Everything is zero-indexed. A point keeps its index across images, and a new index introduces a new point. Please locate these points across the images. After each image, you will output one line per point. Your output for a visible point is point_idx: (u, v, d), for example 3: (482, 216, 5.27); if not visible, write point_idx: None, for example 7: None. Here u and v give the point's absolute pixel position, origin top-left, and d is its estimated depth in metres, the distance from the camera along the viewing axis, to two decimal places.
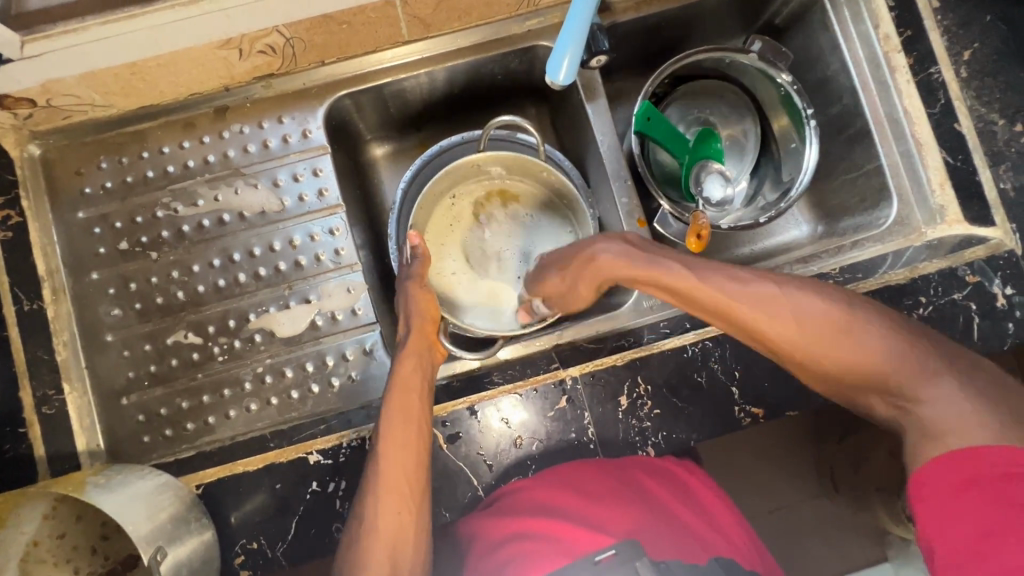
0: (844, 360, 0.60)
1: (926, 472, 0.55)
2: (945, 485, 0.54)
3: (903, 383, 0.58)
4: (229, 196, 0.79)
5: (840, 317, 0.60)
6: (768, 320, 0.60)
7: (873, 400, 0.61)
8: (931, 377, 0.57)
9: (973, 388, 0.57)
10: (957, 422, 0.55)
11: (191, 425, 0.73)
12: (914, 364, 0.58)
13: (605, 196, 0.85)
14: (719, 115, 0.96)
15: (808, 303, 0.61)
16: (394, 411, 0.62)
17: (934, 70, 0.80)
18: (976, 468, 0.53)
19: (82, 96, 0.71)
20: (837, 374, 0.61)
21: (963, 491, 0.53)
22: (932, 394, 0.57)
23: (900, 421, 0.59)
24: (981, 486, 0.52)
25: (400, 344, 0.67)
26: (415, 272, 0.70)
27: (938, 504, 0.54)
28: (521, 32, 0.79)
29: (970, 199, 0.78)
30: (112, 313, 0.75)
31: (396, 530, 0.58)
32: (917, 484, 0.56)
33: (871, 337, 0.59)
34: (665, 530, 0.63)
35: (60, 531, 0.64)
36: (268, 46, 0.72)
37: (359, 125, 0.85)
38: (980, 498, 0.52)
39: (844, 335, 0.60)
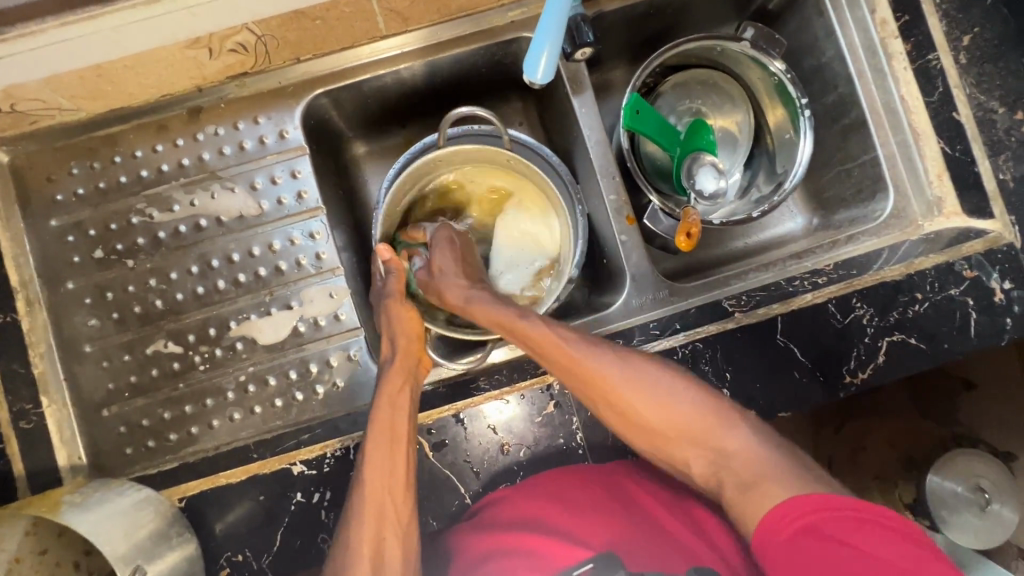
0: (658, 412, 0.61)
1: (767, 518, 0.52)
2: (784, 532, 0.51)
3: (706, 431, 0.60)
4: (205, 201, 0.77)
5: (660, 374, 0.63)
6: (593, 372, 0.62)
7: (688, 455, 0.61)
8: (729, 424, 0.60)
9: (765, 434, 0.60)
10: (761, 463, 0.57)
11: (173, 435, 0.72)
12: (713, 411, 0.61)
13: (594, 192, 0.83)
14: (711, 105, 0.92)
15: (648, 368, 0.63)
16: (381, 429, 0.62)
17: (933, 56, 0.77)
18: (806, 515, 0.51)
19: (49, 101, 0.71)
20: (656, 426, 0.62)
21: (804, 538, 0.50)
22: (734, 439, 0.60)
23: (716, 474, 0.59)
24: (815, 532, 0.50)
25: (385, 361, 0.67)
26: (394, 289, 0.71)
27: (785, 552, 0.51)
28: (503, 24, 0.76)
29: (967, 190, 0.76)
30: (89, 323, 0.74)
31: (381, 552, 0.57)
32: (760, 533, 0.53)
33: (679, 388, 0.62)
34: (649, 543, 0.58)
35: (43, 547, 0.62)
36: (240, 44, 0.73)
37: (339, 123, 0.82)
38: (819, 545, 0.49)
39: (656, 390, 0.62)
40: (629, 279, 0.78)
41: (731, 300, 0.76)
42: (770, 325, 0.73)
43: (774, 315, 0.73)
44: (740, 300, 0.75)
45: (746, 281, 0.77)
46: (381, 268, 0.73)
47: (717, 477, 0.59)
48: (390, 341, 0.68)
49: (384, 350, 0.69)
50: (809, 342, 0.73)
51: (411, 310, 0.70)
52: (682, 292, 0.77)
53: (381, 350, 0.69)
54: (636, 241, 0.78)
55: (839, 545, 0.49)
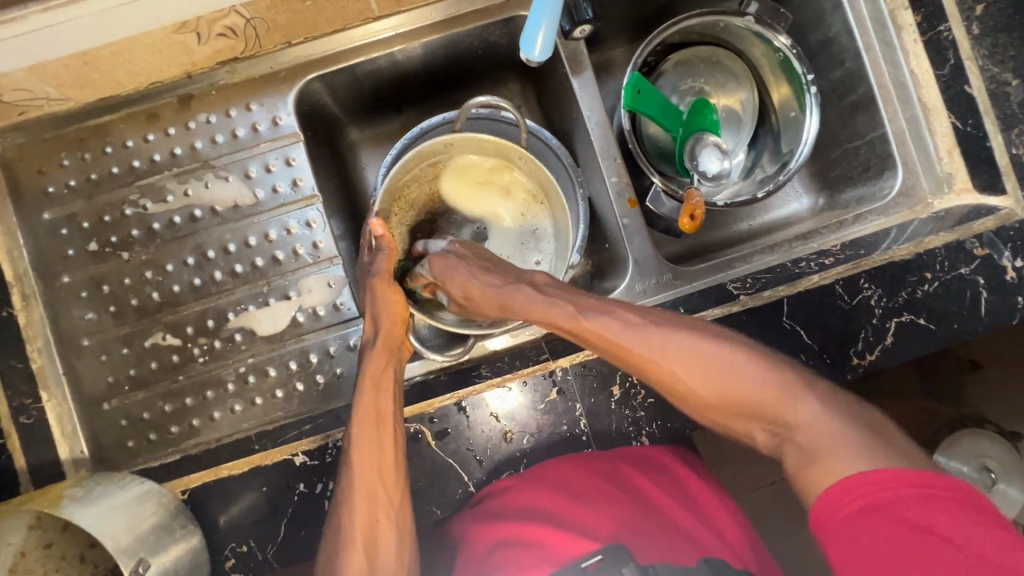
0: (705, 385, 0.56)
1: (825, 497, 0.49)
2: (850, 508, 0.47)
3: (772, 404, 0.54)
4: (199, 191, 0.75)
5: (712, 340, 0.58)
6: (629, 342, 0.59)
7: (752, 428, 0.56)
8: (796, 395, 0.54)
9: (835, 402, 0.54)
10: (830, 433, 0.51)
11: (175, 428, 0.72)
12: (779, 382, 0.55)
13: (594, 175, 0.81)
14: (714, 83, 0.90)
15: (689, 338, 0.58)
16: (367, 414, 0.61)
17: (944, 28, 0.75)
18: (871, 495, 0.47)
19: (33, 90, 0.68)
20: (707, 399, 0.57)
21: (867, 518, 0.46)
22: (803, 412, 0.53)
23: (784, 448, 0.54)
24: (891, 508, 0.46)
25: (368, 344, 0.66)
26: (381, 267, 0.69)
27: (845, 532, 0.46)
28: (499, 2, 0.74)
29: (978, 165, 0.74)
30: (87, 317, 0.73)
31: (374, 535, 0.58)
32: (818, 515, 0.49)
33: (739, 359, 0.56)
34: (659, 531, 0.60)
35: (48, 541, 0.62)
36: (229, 28, 0.69)
37: (334, 109, 0.80)
38: (885, 525, 0.45)
39: (708, 361, 0.57)
40: (631, 264, 0.76)
41: (736, 282, 0.74)
42: (774, 307, 0.72)
43: (780, 297, 0.72)
44: (744, 283, 0.74)
45: (751, 264, 0.76)
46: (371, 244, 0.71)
47: (783, 451, 0.54)
48: (373, 321, 0.67)
49: (367, 331, 0.68)
50: (816, 325, 0.72)
51: (399, 293, 0.68)
52: (685, 275, 0.76)
53: (364, 332, 0.68)
54: (638, 224, 0.77)
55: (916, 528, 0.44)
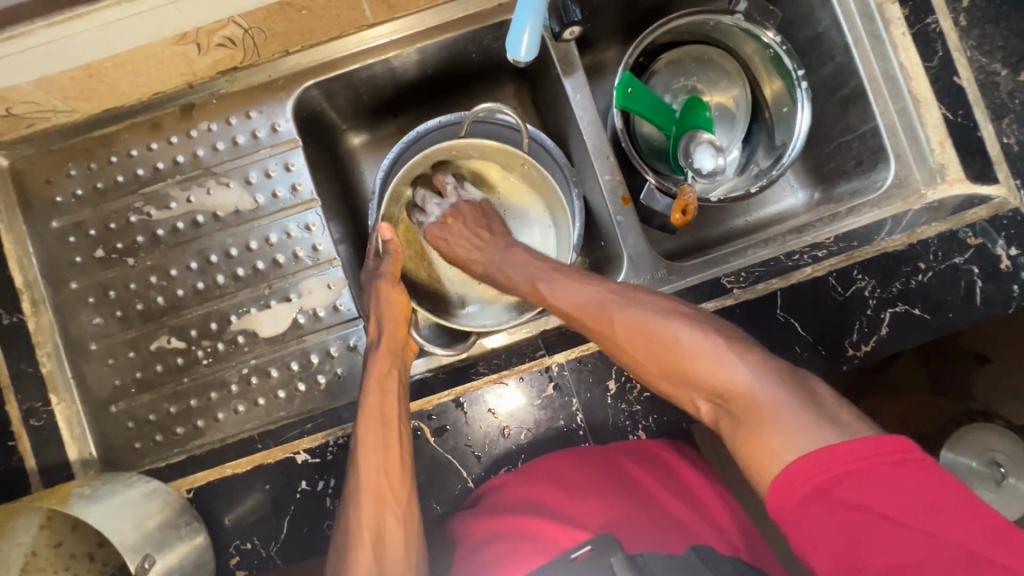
0: (649, 353, 0.59)
1: (777, 486, 0.49)
2: (800, 493, 0.47)
3: (706, 367, 0.55)
4: (201, 197, 0.77)
5: (660, 308, 0.60)
6: (574, 308, 0.63)
7: (695, 397, 0.57)
8: (729, 361, 0.55)
9: (770, 370, 0.54)
10: (760, 402, 0.52)
11: (180, 429, 0.73)
12: (716, 348, 0.56)
13: (588, 174, 0.82)
14: (706, 81, 0.91)
15: (635, 308, 0.60)
16: (372, 416, 0.62)
17: (931, 20, 0.75)
18: (818, 478, 0.47)
19: (43, 103, 0.69)
20: (647, 364, 0.59)
21: (817, 502, 0.46)
22: (731, 377, 0.54)
23: (720, 416, 0.55)
24: (838, 491, 0.46)
25: (372, 345, 0.68)
26: (387, 270, 0.70)
27: (798, 521, 0.47)
28: (491, 7, 0.76)
29: (970, 156, 0.75)
30: (94, 322, 0.75)
31: (382, 535, 0.59)
32: (773, 501, 0.49)
33: (686, 325, 0.58)
34: (651, 522, 0.62)
35: (58, 540, 0.64)
36: (227, 38, 0.69)
37: (332, 115, 0.82)
38: (833, 512, 0.45)
39: (651, 328, 0.59)
40: (626, 260, 0.77)
41: (729, 277, 0.75)
42: (769, 299, 0.72)
43: (773, 290, 0.72)
44: (738, 276, 0.75)
45: (745, 258, 0.77)
46: (379, 246, 0.72)
47: (723, 416, 0.55)
48: (376, 323, 0.68)
49: (371, 334, 0.69)
50: (810, 316, 0.72)
51: (402, 293, 0.69)
52: (680, 271, 0.76)
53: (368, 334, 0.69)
54: (632, 220, 0.78)
55: (862, 509, 0.44)
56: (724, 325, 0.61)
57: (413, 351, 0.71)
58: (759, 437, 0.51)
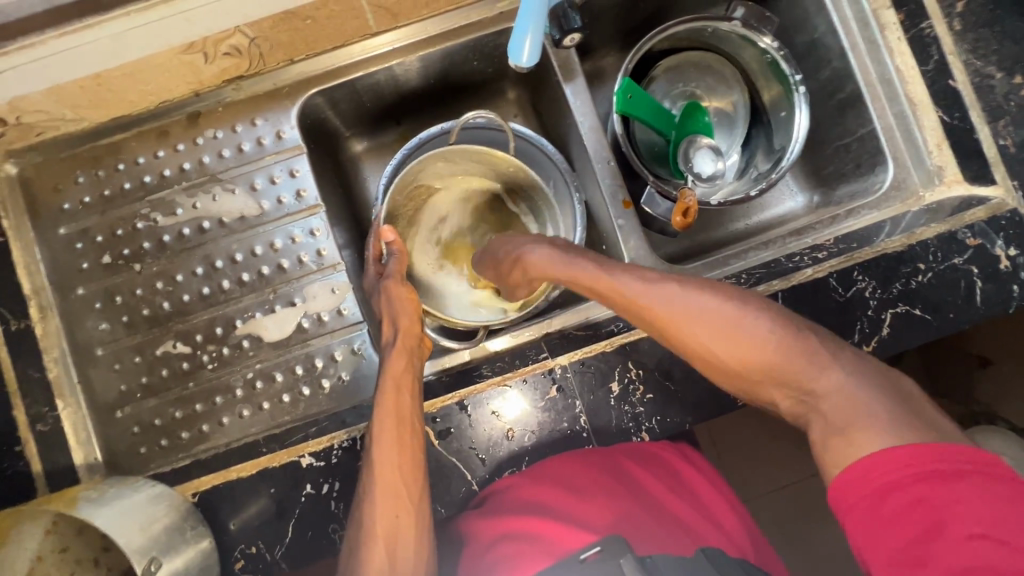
0: (744, 355, 0.59)
1: (845, 480, 0.52)
2: (870, 486, 0.50)
3: (802, 370, 0.57)
4: (207, 204, 0.78)
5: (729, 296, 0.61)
6: (659, 307, 0.61)
7: (778, 394, 0.59)
8: (825, 364, 0.57)
9: (856, 368, 0.57)
10: (852, 402, 0.55)
11: (185, 433, 0.74)
12: (810, 351, 0.58)
13: (589, 180, 0.82)
14: (705, 87, 0.93)
15: (726, 310, 0.60)
16: (387, 414, 0.62)
17: (926, 25, 0.76)
18: (892, 474, 0.50)
19: (52, 111, 0.71)
20: (738, 365, 0.60)
21: (889, 495, 0.49)
22: (830, 380, 0.56)
23: (806, 414, 0.57)
24: (913, 489, 0.49)
25: (387, 344, 0.67)
26: (393, 270, 0.70)
27: (866, 509, 0.50)
28: (492, 15, 0.77)
29: (967, 158, 0.75)
30: (100, 327, 0.76)
31: (394, 533, 0.59)
32: (838, 488, 0.52)
33: (768, 323, 0.59)
34: (654, 522, 0.62)
35: (64, 544, 0.64)
36: (233, 47, 0.71)
37: (337, 122, 0.83)
38: (904, 505, 0.49)
39: (733, 323, 0.60)
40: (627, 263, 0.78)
41: (731, 278, 0.75)
42: (770, 301, 0.73)
43: (774, 291, 0.73)
44: (739, 278, 0.75)
45: (746, 260, 0.77)
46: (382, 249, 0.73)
47: (805, 415, 0.58)
48: (391, 322, 0.68)
49: (385, 333, 0.68)
50: (811, 318, 0.72)
51: (411, 293, 0.69)
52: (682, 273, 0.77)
53: (382, 334, 0.69)
54: (633, 224, 0.79)
55: (941, 510, 0.47)
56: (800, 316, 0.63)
57: (429, 347, 0.71)
58: (852, 438, 0.53)
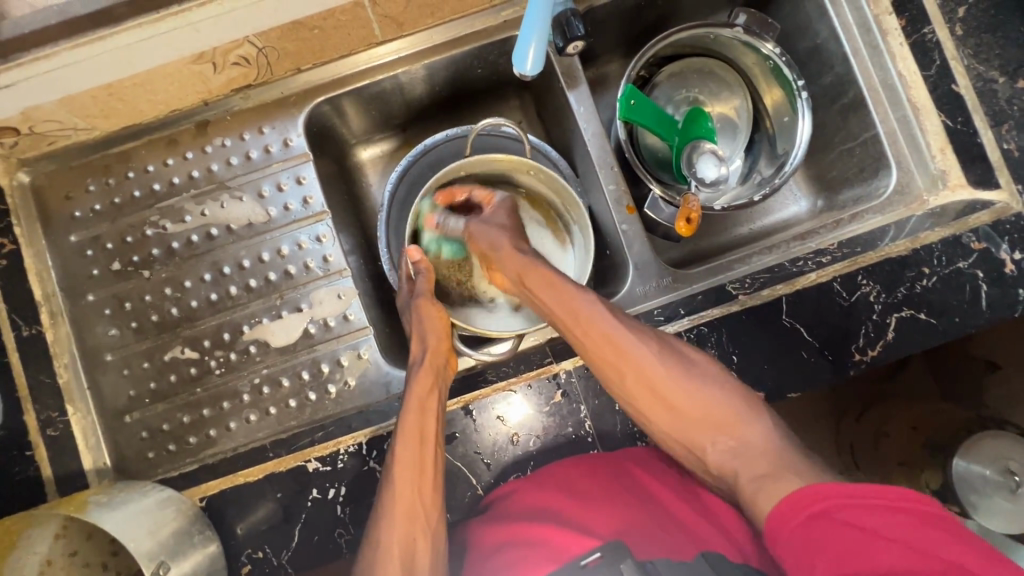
0: (686, 397, 0.62)
1: (778, 509, 0.51)
2: (798, 517, 0.49)
3: (730, 420, 0.61)
4: (215, 211, 0.79)
5: (674, 343, 0.65)
6: (614, 333, 0.63)
7: (706, 442, 0.61)
8: (752, 419, 0.61)
9: (783, 428, 0.61)
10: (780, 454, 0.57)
11: (193, 438, 0.74)
12: (739, 407, 0.61)
13: (593, 186, 0.83)
14: (708, 92, 0.92)
15: (672, 349, 0.64)
16: (412, 431, 0.63)
17: (928, 30, 0.77)
18: (824, 501, 0.49)
19: (64, 121, 0.72)
20: (679, 405, 0.62)
21: (818, 522, 0.48)
22: (757, 432, 0.60)
23: (731, 462, 0.59)
24: (839, 516, 0.47)
25: (415, 361, 0.68)
26: (422, 288, 0.72)
27: (797, 539, 0.48)
28: (497, 23, 0.78)
29: (971, 162, 0.75)
30: (110, 333, 0.77)
31: (411, 555, 0.58)
32: (772, 524, 0.51)
33: (703, 376, 0.63)
34: (661, 530, 0.59)
35: (73, 548, 0.64)
36: (242, 57, 0.71)
37: (343, 130, 0.84)
38: (832, 529, 0.47)
39: (681, 371, 0.63)
40: (631, 267, 0.78)
41: (735, 283, 0.76)
42: (774, 306, 0.73)
43: (778, 295, 0.73)
44: (743, 283, 0.75)
45: (750, 265, 0.77)
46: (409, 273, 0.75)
47: (732, 465, 0.59)
48: (420, 340, 0.70)
49: (414, 350, 0.70)
50: (816, 321, 0.72)
51: (443, 311, 0.71)
52: (686, 278, 0.77)
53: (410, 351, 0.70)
54: (637, 230, 0.79)
55: (862, 532, 0.46)
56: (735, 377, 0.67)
57: (454, 367, 0.71)
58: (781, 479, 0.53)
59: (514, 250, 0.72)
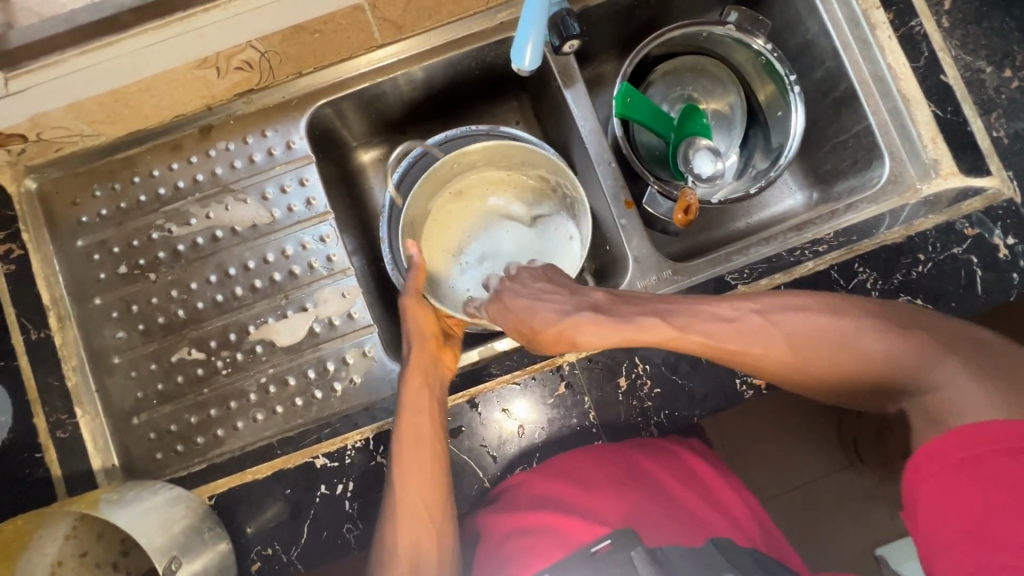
0: (847, 371, 0.61)
1: (922, 453, 0.55)
2: (939, 465, 0.53)
3: (906, 376, 0.59)
4: (220, 214, 0.80)
5: (817, 324, 0.61)
6: (738, 344, 0.62)
7: (883, 403, 0.64)
8: (938, 366, 0.58)
9: (977, 361, 0.57)
10: (956, 403, 0.55)
11: (201, 438, 0.75)
12: (918, 362, 0.58)
13: (590, 182, 0.85)
14: (702, 90, 0.95)
15: (806, 327, 0.61)
16: (405, 435, 0.63)
17: (915, 22, 0.79)
18: (962, 451, 0.52)
19: (71, 127, 0.73)
20: (836, 379, 0.62)
21: (960, 472, 0.52)
22: (945, 377, 0.57)
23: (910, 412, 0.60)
24: (986, 465, 0.51)
25: (403, 358, 0.68)
26: (411, 286, 0.69)
27: (937, 485, 0.53)
28: (494, 25, 0.79)
29: (962, 150, 0.77)
30: (118, 336, 0.78)
31: (418, 554, 0.60)
32: (913, 465, 0.55)
33: (866, 339, 0.60)
34: (667, 517, 0.62)
35: (82, 550, 0.65)
36: (245, 62, 0.74)
37: (344, 132, 0.86)
38: (974, 480, 0.51)
39: (837, 344, 0.61)
40: (631, 261, 0.79)
41: (733, 274, 0.77)
42: None
43: (777, 284, 0.75)
44: (741, 273, 0.77)
45: (748, 255, 0.78)
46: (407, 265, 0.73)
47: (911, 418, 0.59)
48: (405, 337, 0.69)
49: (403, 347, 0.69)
50: None
51: (428, 308, 0.69)
52: (685, 270, 0.78)
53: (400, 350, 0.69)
54: (635, 223, 0.80)
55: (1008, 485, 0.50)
56: (891, 309, 0.63)
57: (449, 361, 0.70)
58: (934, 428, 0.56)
59: (556, 315, 0.64)
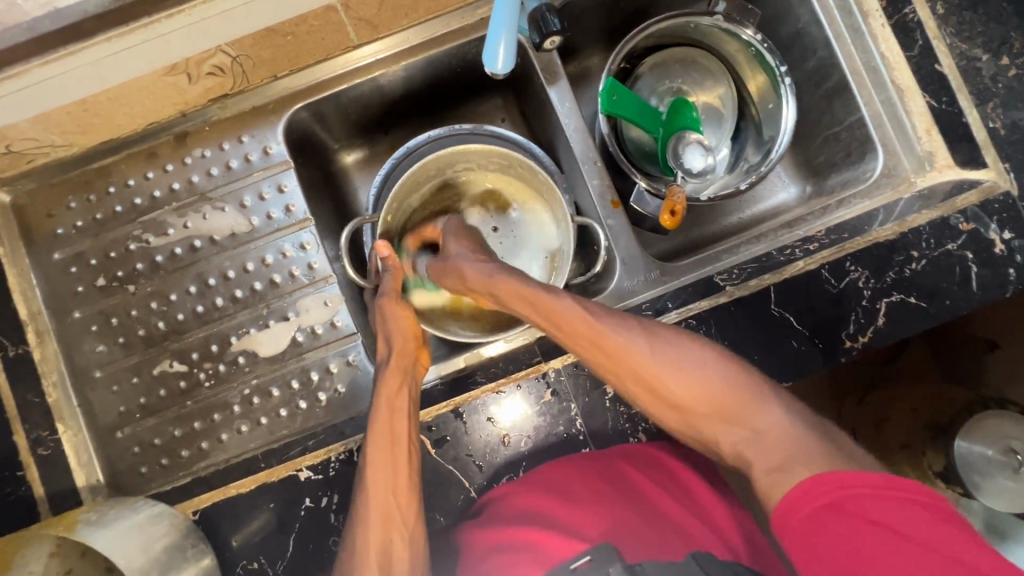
0: (691, 388, 0.57)
1: (788, 499, 0.49)
2: (807, 508, 0.48)
3: (740, 409, 0.56)
4: (198, 223, 0.79)
5: (658, 334, 0.60)
6: (596, 330, 0.59)
7: (719, 434, 0.57)
8: (763, 402, 0.56)
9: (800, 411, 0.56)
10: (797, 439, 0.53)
11: (185, 451, 0.74)
12: (747, 387, 0.56)
13: (576, 180, 0.83)
14: (691, 81, 0.92)
15: (661, 335, 0.60)
16: (382, 433, 0.62)
17: (909, 10, 0.76)
18: (831, 492, 0.47)
19: (41, 138, 0.71)
20: (677, 397, 0.57)
21: (829, 515, 0.47)
22: (767, 419, 0.55)
23: (745, 453, 0.55)
24: (847, 509, 0.46)
25: (383, 361, 0.67)
26: (388, 288, 0.71)
27: (810, 530, 0.47)
28: (473, 22, 0.77)
29: (957, 142, 0.74)
30: (98, 349, 0.77)
31: (388, 558, 0.57)
32: (781, 516, 0.49)
33: (704, 363, 0.58)
34: (647, 528, 0.59)
35: (66, 568, 0.64)
36: (216, 66, 0.70)
37: (324, 135, 0.84)
38: (845, 522, 0.46)
39: (683, 361, 0.58)
40: (620, 263, 0.78)
41: (722, 275, 0.75)
42: (762, 296, 0.72)
43: (767, 286, 0.72)
44: (731, 274, 0.74)
45: (738, 255, 0.77)
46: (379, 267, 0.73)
47: (748, 456, 0.55)
48: (386, 341, 0.68)
49: (382, 351, 0.69)
50: (805, 310, 0.72)
51: (407, 310, 0.70)
52: (673, 271, 0.77)
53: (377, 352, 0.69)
54: (622, 224, 0.78)
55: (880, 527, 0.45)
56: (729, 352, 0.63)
57: (424, 365, 0.69)
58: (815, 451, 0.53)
59: (479, 274, 0.67)
